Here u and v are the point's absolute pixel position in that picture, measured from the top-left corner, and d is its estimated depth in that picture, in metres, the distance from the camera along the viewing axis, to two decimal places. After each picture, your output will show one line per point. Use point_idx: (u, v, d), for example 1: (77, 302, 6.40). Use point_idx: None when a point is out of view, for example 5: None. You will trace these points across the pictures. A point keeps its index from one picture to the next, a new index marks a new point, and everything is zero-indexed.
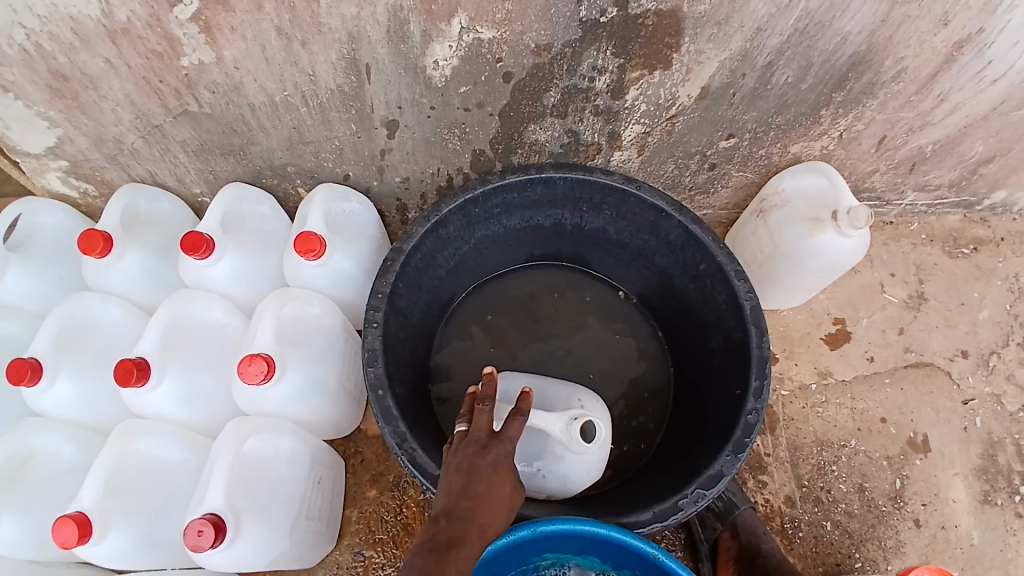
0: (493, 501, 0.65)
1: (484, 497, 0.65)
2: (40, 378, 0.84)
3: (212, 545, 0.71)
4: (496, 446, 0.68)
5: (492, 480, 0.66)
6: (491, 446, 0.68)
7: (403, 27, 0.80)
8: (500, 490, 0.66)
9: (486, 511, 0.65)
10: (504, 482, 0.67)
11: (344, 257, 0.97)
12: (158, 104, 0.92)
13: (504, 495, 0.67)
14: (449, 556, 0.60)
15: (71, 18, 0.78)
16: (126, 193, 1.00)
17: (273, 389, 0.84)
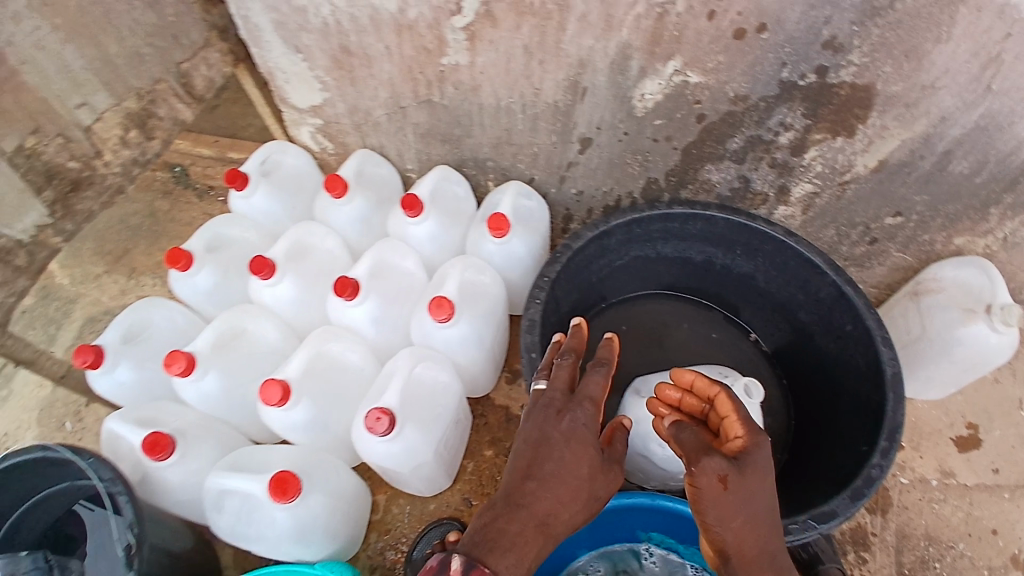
0: (564, 493, 0.71)
1: (553, 478, 0.71)
2: (271, 275, 1.07)
3: (384, 432, 0.87)
4: (570, 412, 0.75)
5: (565, 466, 0.71)
6: (568, 423, 0.74)
7: (626, 61, 0.97)
8: (571, 467, 0.72)
9: (548, 494, 0.70)
10: (579, 464, 0.72)
11: (520, 242, 1.13)
12: (411, 89, 1.13)
13: (574, 472, 0.72)
14: (498, 550, 0.66)
15: (373, 9, 1.00)
16: (359, 155, 1.24)
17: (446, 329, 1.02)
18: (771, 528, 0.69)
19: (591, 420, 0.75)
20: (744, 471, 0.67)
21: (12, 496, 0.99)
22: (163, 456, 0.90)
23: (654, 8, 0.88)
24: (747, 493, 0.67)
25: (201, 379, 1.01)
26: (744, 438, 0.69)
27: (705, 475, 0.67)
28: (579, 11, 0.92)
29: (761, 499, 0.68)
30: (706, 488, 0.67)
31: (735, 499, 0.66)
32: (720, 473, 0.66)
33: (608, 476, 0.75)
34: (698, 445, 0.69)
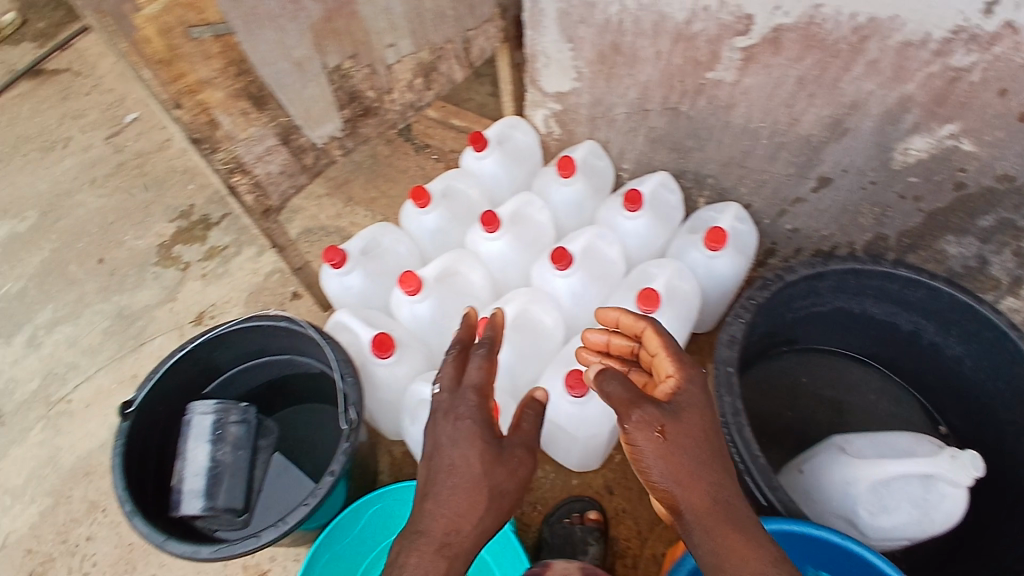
0: (456, 498, 0.67)
1: (452, 490, 0.68)
2: (495, 229, 1.21)
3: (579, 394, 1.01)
4: (459, 405, 0.71)
5: (450, 469, 0.68)
6: (452, 423, 0.70)
7: (901, 112, 0.99)
8: (465, 476, 0.68)
9: (449, 506, 0.67)
10: (467, 466, 0.68)
11: (728, 259, 1.18)
12: (663, 94, 1.21)
13: (474, 482, 0.68)
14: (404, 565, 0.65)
15: (661, 15, 1.09)
16: (588, 144, 1.34)
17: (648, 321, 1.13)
18: (716, 473, 0.71)
19: (474, 411, 0.70)
20: (679, 411, 0.71)
21: (240, 351, 1.11)
22: (385, 355, 1.06)
23: (949, 71, 0.91)
24: (676, 444, 0.69)
25: (419, 302, 1.16)
26: (676, 383, 0.74)
27: (641, 419, 0.69)
28: (870, 57, 0.96)
29: (700, 443, 0.71)
30: (649, 438, 0.69)
31: (670, 449, 0.69)
32: (647, 416, 0.69)
33: (505, 463, 0.70)
34: (628, 399, 0.69)
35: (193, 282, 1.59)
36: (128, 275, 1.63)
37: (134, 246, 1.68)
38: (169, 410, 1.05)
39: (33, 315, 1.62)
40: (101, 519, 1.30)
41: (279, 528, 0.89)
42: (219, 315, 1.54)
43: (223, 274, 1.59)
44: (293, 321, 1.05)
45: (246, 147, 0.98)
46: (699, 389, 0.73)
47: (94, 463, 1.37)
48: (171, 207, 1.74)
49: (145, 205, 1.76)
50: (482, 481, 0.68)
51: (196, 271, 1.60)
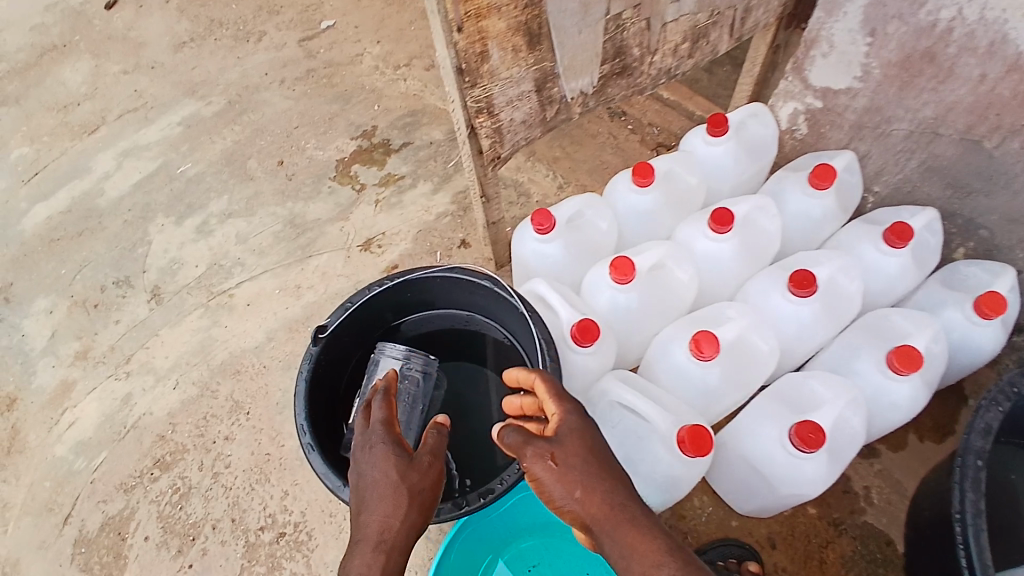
0: (385, 500, 0.69)
1: (376, 498, 0.70)
2: (725, 229, 1.05)
3: (810, 446, 0.88)
4: (373, 433, 0.74)
5: (369, 482, 0.71)
6: (363, 453, 0.73)
7: None
8: (386, 480, 0.70)
9: (379, 514, 0.69)
10: (387, 472, 0.71)
11: (993, 331, 1.04)
12: (966, 122, 1.07)
13: (394, 486, 0.70)
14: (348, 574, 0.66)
15: (1006, 35, 0.97)
16: (843, 158, 1.18)
17: (889, 382, 1.01)
18: (621, 491, 0.67)
19: (385, 437, 0.74)
20: (569, 436, 0.70)
21: (427, 297, 1.04)
22: (587, 344, 0.93)
23: None
24: (574, 466, 0.68)
25: (624, 292, 1.03)
26: (558, 413, 0.73)
27: (527, 454, 0.70)
28: None
29: (590, 458, 0.69)
30: (529, 449, 0.69)
31: (569, 472, 0.68)
32: (536, 445, 0.69)
33: (415, 465, 0.72)
34: (520, 435, 0.71)
35: (366, 206, 1.55)
36: (305, 184, 1.61)
37: (313, 156, 1.66)
38: (349, 342, 0.99)
39: (208, 203, 1.60)
40: (242, 421, 1.26)
41: (458, 509, 0.82)
42: (386, 245, 1.49)
43: (396, 204, 1.54)
44: (496, 283, 0.95)
45: (502, 88, 0.91)
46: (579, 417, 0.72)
47: (243, 364, 1.33)
48: (354, 124, 1.71)
49: (329, 116, 1.73)
50: (397, 483, 0.70)
51: (371, 196, 1.57)
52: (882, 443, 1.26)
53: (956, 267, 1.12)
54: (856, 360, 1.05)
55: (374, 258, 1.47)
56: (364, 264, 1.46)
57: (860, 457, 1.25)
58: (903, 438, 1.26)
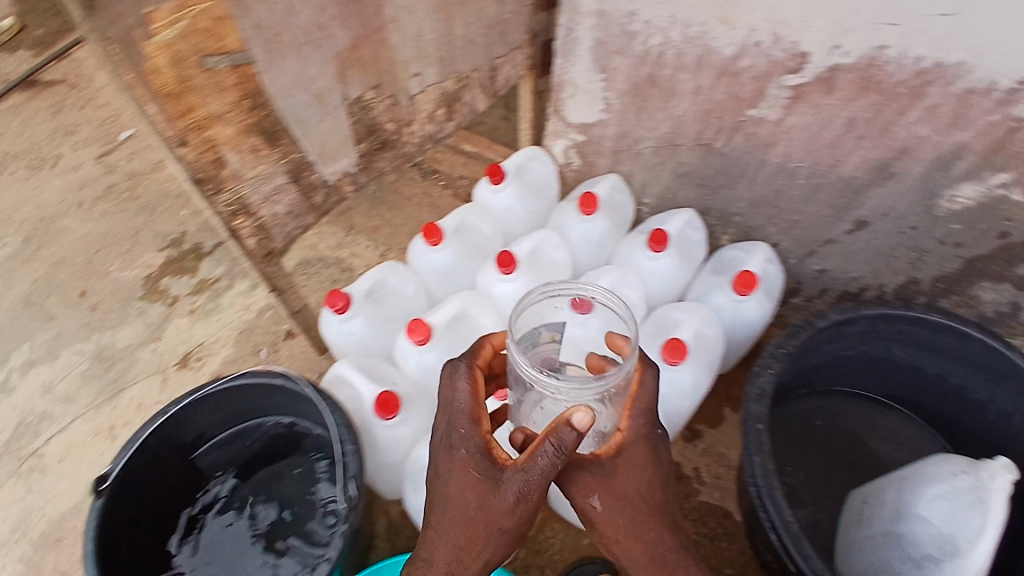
0: (462, 522, 0.70)
1: (449, 500, 0.71)
2: (512, 268, 1.11)
3: None
4: (464, 452, 0.70)
5: (444, 497, 0.71)
6: (447, 459, 0.71)
7: (952, 160, 0.94)
8: (466, 484, 0.70)
9: (444, 518, 0.71)
10: (465, 497, 0.70)
11: (756, 304, 1.13)
12: (697, 130, 1.13)
13: (475, 498, 0.70)
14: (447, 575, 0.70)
15: (705, 49, 1.02)
16: (612, 179, 1.27)
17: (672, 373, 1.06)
18: (667, 536, 0.75)
19: (474, 449, 0.70)
20: (617, 475, 0.74)
21: (226, 411, 1.01)
22: (389, 417, 0.92)
23: (1010, 121, 0.87)
24: (622, 509, 0.74)
25: (427, 352, 1.03)
26: (628, 427, 0.74)
27: (569, 472, 0.74)
28: (931, 102, 0.90)
29: (636, 502, 0.74)
30: (578, 480, 0.74)
31: (619, 513, 0.74)
32: (586, 487, 0.74)
33: (501, 490, 0.69)
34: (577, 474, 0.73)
35: (180, 320, 1.47)
36: (111, 311, 1.49)
37: (118, 278, 1.55)
38: (147, 478, 0.94)
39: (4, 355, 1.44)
40: None
41: None
42: (206, 356, 1.42)
43: (213, 310, 1.47)
44: (289, 377, 0.95)
45: (251, 188, 0.91)
46: (640, 460, 0.74)
47: (64, 529, 1.20)
48: (161, 235, 1.62)
49: (133, 231, 1.63)
50: (482, 507, 0.69)
51: (183, 308, 1.49)
52: (702, 423, 1.29)
53: (710, 258, 1.24)
54: None
55: (195, 373, 1.38)
56: (185, 383, 1.37)
57: (683, 442, 1.26)
58: (718, 415, 1.29)
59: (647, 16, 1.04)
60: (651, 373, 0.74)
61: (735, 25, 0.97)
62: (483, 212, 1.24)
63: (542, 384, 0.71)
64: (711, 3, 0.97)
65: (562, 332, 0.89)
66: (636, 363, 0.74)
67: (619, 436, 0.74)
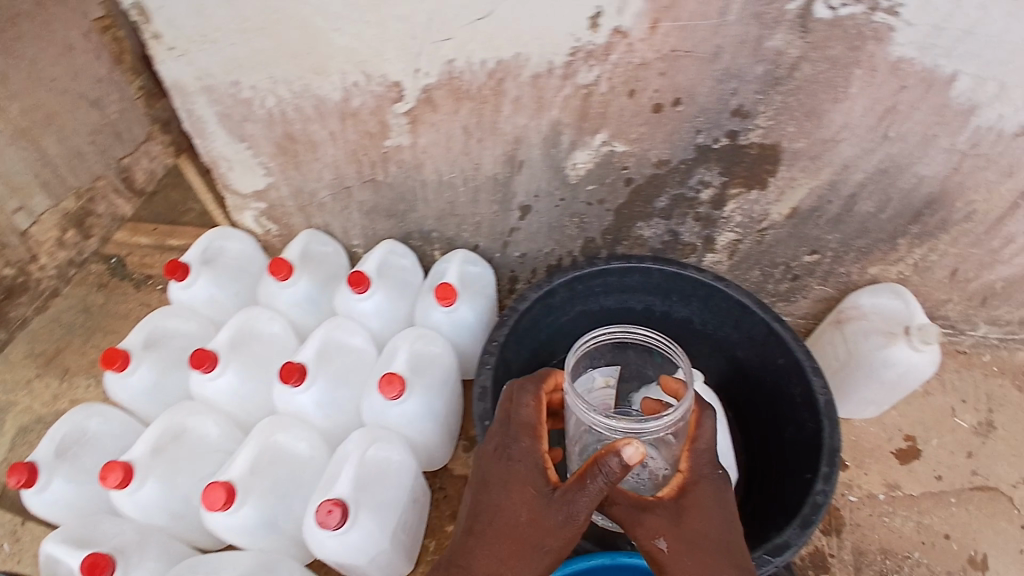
0: (486, 546, 0.72)
1: (494, 515, 0.74)
2: (213, 367, 1.08)
3: (336, 524, 0.88)
4: (518, 465, 0.76)
5: (484, 506, 0.75)
6: (489, 474, 0.77)
7: (558, 136, 1.03)
8: (519, 503, 0.73)
9: (486, 551, 0.72)
10: (517, 509, 0.73)
11: (467, 308, 1.20)
12: (355, 170, 1.16)
13: (524, 518, 0.72)
14: None
15: (316, 98, 1.04)
16: (306, 235, 1.27)
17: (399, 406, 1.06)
18: (723, 563, 0.74)
19: (529, 456, 0.77)
20: (680, 511, 0.77)
21: None
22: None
23: (580, 89, 0.94)
24: (687, 536, 0.76)
25: (138, 489, 1.02)
26: (685, 467, 0.81)
27: (629, 511, 0.78)
28: (512, 95, 0.97)
29: (698, 536, 0.76)
30: (644, 519, 0.77)
31: (684, 543, 0.75)
32: (654, 527, 0.76)
33: (552, 504, 0.72)
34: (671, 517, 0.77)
35: None
36: None
37: None
38: None
39: None
40: None
41: None
42: None
43: None
44: None
45: None
46: (714, 498, 0.78)
47: None
48: None
49: None
50: (527, 520, 0.72)
51: None
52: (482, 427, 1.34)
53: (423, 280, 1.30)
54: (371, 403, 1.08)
55: None
56: None
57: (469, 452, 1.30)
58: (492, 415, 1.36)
59: (250, 83, 1.05)
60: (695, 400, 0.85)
61: (327, 73, 1.00)
62: (178, 312, 1.23)
63: (592, 421, 0.83)
64: (297, 59, 0.99)
65: (614, 375, 1.05)
66: (693, 406, 0.84)
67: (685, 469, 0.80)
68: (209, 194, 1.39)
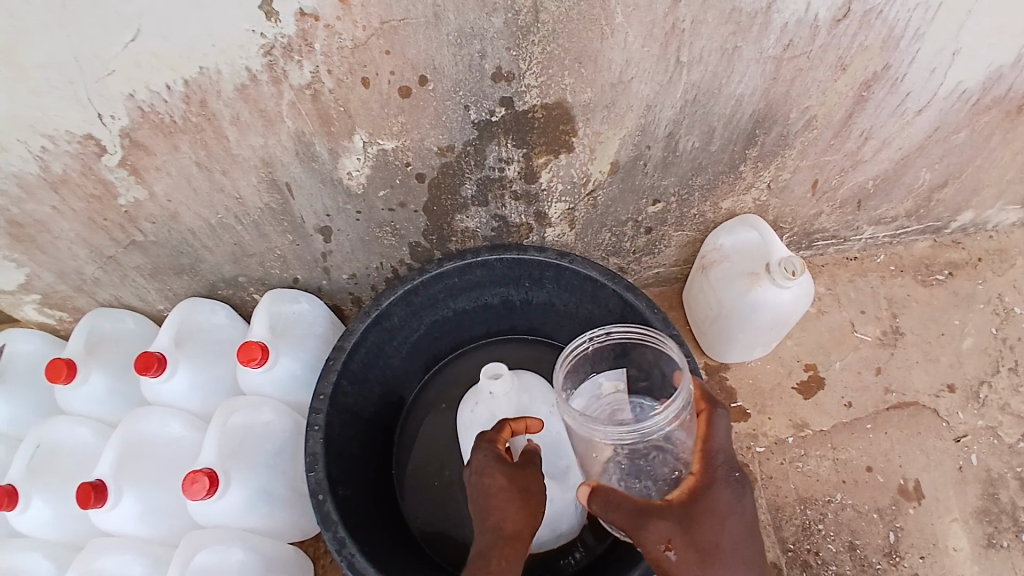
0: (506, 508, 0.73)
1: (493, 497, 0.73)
2: (15, 502, 0.98)
3: None
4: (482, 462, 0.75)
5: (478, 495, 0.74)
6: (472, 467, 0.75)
7: (311, 148, 0.85)
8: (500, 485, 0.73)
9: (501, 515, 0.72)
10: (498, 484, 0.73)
11: (291, 358, 1.05)
12: (108, 238, 1.01)
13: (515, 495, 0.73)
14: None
15: (15, 175, 0.89)
16: (91, 317, 1.12)
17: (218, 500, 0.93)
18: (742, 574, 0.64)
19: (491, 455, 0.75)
20: (694, 517, 0.64)
21: None
22: None
23: (303, 91, 0.77)
24: (702, 548, 0.63)
25: None
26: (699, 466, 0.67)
27: (632, 517, 0.64)
28: (228, 115, 0.79)
29: (709, 542, 0.63)
30: (649, 528, 0.63)
31: (695, 557, 0.63)
32: (662, 534, 0.63)
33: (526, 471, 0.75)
34: (677, 520, 0.64)
35: None
36: None
37: None
38: None
39: None
40: None
41: None
42: None
43: None
44: None
45: None
46: (734, 499, 0.65)
47: None
48: None
49: None
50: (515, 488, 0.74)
51: None
52: None
53: (244, 332, 1.16)
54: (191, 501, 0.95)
55: None
56: None
57: None
58: None
59: None
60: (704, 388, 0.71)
61: (2, 146, 0.84)
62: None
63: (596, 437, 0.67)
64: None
65: (623, 379, 0.82)
66: (701, 404, 0.69)
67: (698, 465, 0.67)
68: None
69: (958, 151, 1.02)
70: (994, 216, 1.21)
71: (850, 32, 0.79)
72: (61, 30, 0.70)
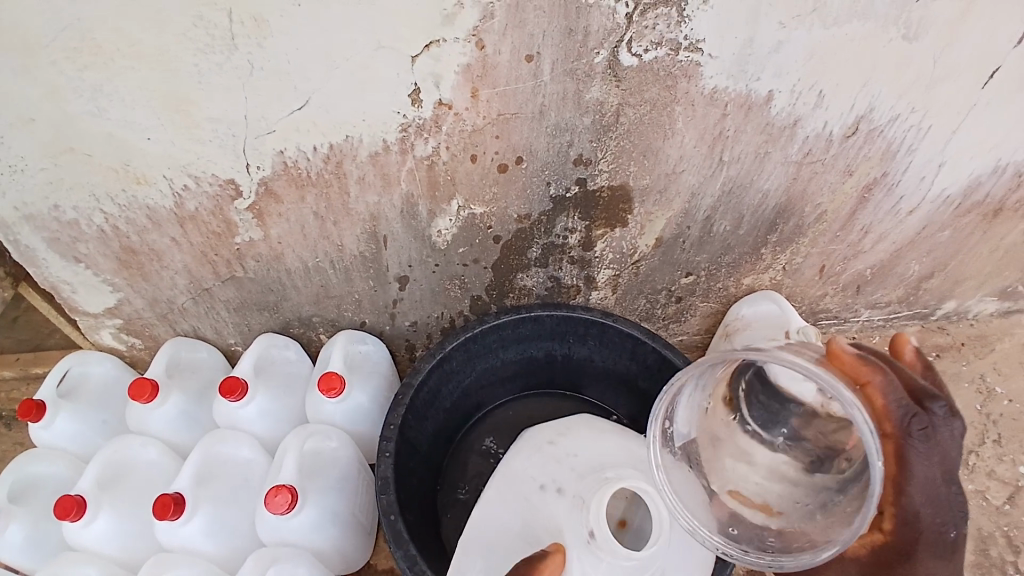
0: None
1: None
2: (82, 513, 1.01)
3: None
4: None
5: None
6: None
7: (414, 208, 1.02)
8: None
9: None
10: None
11: (360, 392, 1.16)
12: (211, 272, 1.14)
13: None
14: None
15: (148, 207, 1.01)
16: (170, 346, 1.23)
17: (291, 519, 1.01)
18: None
19: None
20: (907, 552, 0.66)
21: None
22: None
23: (422, 161, 0.95)
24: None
25: None
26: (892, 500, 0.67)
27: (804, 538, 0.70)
28: (355, 175, 0.96)
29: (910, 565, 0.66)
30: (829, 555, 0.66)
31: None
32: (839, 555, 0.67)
33: None
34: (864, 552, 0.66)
35: None
36: None
37: None
38: None
39: None
40: None
41: None
42: None
43: None
44: None
45: None
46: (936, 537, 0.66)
47: None
48: None
49: None
50: None
51: None
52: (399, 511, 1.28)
53: (309, 368, 1.26)
54: (263, 520, 1.02)
55: None
56: None
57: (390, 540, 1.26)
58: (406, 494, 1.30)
59: (71, 205, 1.00)
60: (897, 402, 0.64)
61: (149, 181, 0.97)
62: (46, 454, 1.17)
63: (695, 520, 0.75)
64: (113, 171, 0.95)
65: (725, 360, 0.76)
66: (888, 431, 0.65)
67: (890, 513, 0.68)
68: (74, 327, 1.38)
69: (942, 247, 1.22)
70: (973, 306, 1.40)
71: (856, 145, 1.00)
72: (240, 95, 0.85)
